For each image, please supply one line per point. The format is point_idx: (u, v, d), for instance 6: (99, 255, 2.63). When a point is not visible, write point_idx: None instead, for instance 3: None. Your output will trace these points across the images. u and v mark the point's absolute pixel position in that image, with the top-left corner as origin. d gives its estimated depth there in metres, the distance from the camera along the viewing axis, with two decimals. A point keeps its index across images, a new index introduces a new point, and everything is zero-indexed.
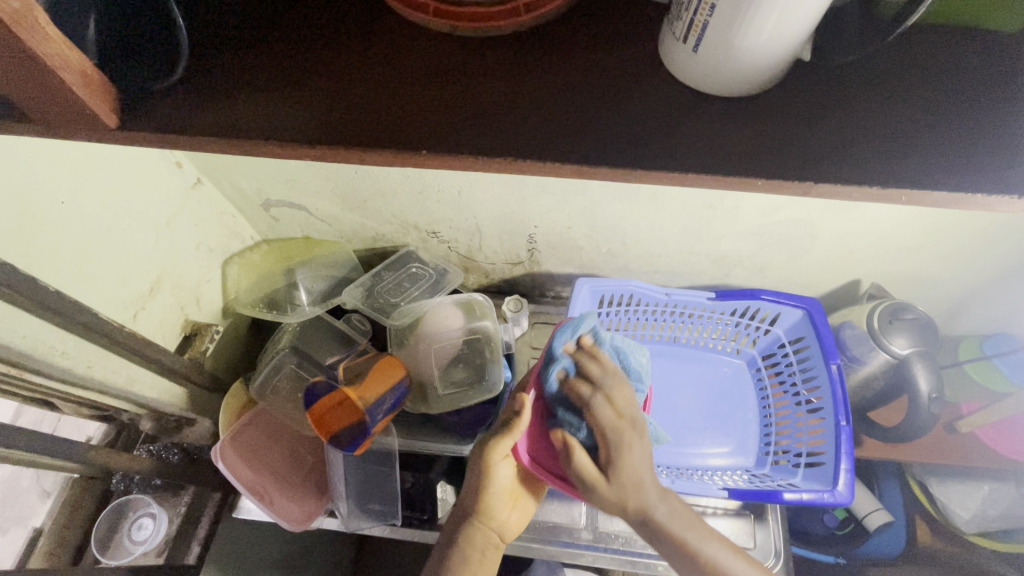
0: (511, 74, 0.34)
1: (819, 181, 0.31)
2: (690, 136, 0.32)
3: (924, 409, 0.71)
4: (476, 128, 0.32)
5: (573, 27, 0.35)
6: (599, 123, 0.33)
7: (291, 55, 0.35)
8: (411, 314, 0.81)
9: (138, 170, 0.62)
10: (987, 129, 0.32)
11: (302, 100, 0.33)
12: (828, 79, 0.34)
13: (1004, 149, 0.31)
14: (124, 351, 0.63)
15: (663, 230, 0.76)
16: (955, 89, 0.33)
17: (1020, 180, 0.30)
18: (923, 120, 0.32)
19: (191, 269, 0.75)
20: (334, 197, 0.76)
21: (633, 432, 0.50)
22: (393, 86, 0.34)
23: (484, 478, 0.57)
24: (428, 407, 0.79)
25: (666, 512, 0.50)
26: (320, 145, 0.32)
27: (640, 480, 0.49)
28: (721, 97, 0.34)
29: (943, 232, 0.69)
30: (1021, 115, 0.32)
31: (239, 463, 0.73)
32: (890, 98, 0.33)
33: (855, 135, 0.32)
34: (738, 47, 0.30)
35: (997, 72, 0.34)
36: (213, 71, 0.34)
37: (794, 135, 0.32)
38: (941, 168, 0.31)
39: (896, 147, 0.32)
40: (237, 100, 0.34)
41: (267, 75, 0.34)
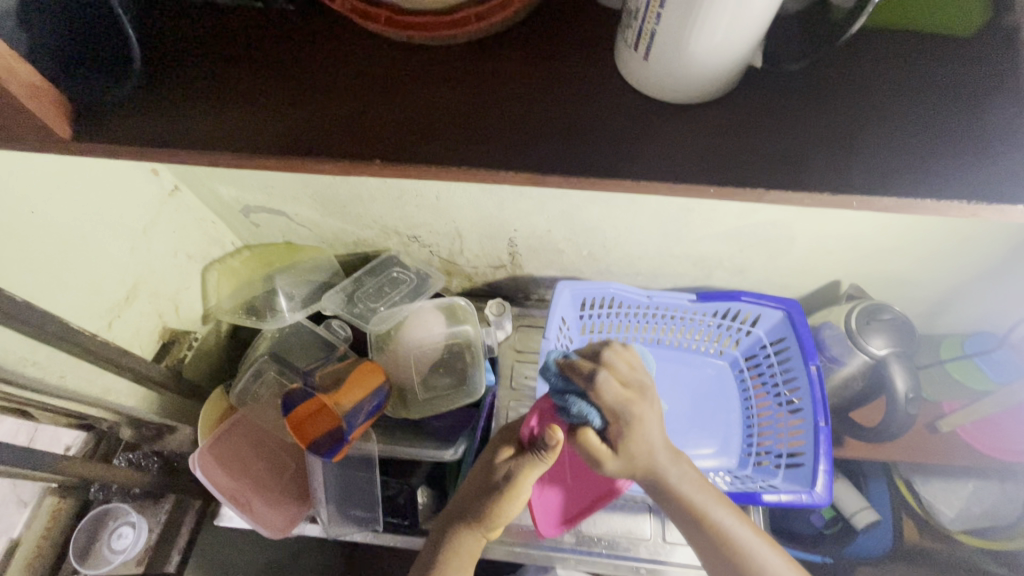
0: (468, 83, 0.34)
1: (770, 188, 0.31)
2: (642, 143, 0.33)
3: (902, 410, 0.71)
4: (430, 137, 0.33)
5: (531, 34, 0.35)
6: (555, 131, 0.33)
7: (247, 65, 0.35)
8: (390, 319, 0.81)
9: (111, 178, 0.62)
10: (939, 135, 0.32)
11: (260, 110, 0.33)
12: (784, 85, 0.34)
13: (956, 154, 0.31)
14: (99, 360, 0.63)
15: (642, 232, 0.76)
16: (904, 94, 0.33)
17: (967, 184, 0.30)
18: (879, 125, 0.32)
19: (169, 276, 0.74)
20: (312, 203, 0.76)
21: (642, 401, 0.49)
22: (350, 95, 0.34)
23: (509, 492, 0.55)
24: (409, 412, 0.80)
25: (677, 474, 0.53)
26: (273, 155, 0.32)
27: (650, 447, 0.50)
28: (676, 103, 0.34)
29: (919, 233, 0.69)
30: (968, 118, 0.32)
31: (219, 470, 0.72)
32: (845, 102, 0.33)
33: (807, 142, 0.32)
34: (691, 51, 0.30)
35: (953, 75, 0.34)
36: (170, 81, 0.34)
37: (748, 141, 0.33)
38: (893, 175, 0.31)
39: (850, 152, 0.32)
40: (191, 110, 0.33)
41: (224, 85, 0.34)
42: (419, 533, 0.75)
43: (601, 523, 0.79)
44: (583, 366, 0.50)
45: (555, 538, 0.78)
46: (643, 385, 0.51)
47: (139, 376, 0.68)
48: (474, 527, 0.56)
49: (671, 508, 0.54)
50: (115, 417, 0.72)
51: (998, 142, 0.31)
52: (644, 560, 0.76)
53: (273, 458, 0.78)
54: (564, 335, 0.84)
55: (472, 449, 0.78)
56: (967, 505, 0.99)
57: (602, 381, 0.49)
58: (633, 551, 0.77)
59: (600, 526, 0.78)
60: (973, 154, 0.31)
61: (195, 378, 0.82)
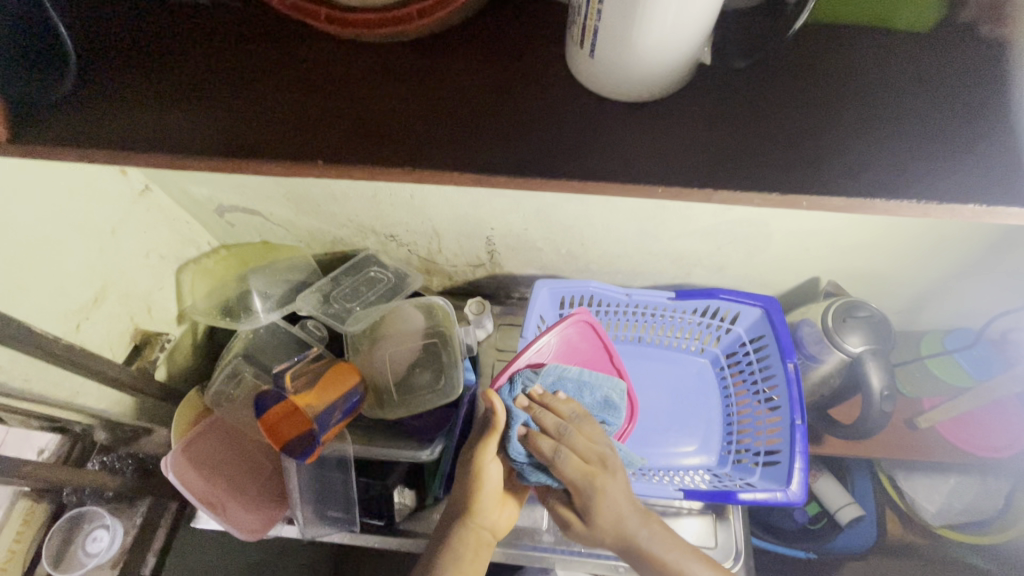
0: (416, 83, 0.33)
1: (717, 189, 0.30)
2: (590, 144, 0.32)
3: (877, 407, 0.70)
4: (378, 137, 0.32)
5: (482, 33, 0.35)
6: (502, 131, 0.32)
7: (190, 63, 0.34)
8: (366, 317, 0.81)
9: (76, 178, 0.61)
10: (889, 135, 0.32)
11: (202, 110, 0.33)
12: (737, 84, 0.34)
13: (904, 155, 0.31)
14: (65, 364, 0.62)
15: (619, 230, 0.75)
16: (855, 92, 0.33)
17: (914, 184, 0.30)
18: (830, 125, 0.32)
19: (141, 277, 0.74)
20: (286, 202, 0.75)
21: (605, 475, 0.52)
22: (295, 95, 0.33)
23: (473, 479, 0.57)
24: (384, 413, 0.79)
25: (647, 536, 0.53)
26: (214, 156, 0.31)
27: (616, 516, 0.52)
28: (623, 102, 0.33)
29: (895, 231, 0.69)
30: (917, 118, 0.32)
31: (192, 473, 0.72)
32: (796, 102, 0.33)
33: (758, 143, 0.32)
34: (637, 47, 0.29)
35: (905, 74, 0.34)
36: (112, 80, 0.34)
37: (696, 143, 0.32)
38: (840, 176, 0.31)
39: (799, 152, 0.31)
40: (133, 110, 0.33)
41: (164, 84, 0.33)
42: (396, 533, 0.76)
43: None
44: (542, 446, 0.54)
45: (534, 537, 0.78)
46: (603, 459, 0.54)
47: (110, 379, 0.67)
48: (463, 520, 0.58)
49: (644, 568, 0.55)
50: (87, 420, 0.71)
51: (947, 142, 0.31)
52: (623, 560, 0.76)
53: (249, 461, 0.78)
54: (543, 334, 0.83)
55: (449, 449, 0.77)
56: (949, 500, 0.99)
57: (561, 461, 0.53)
58: (612, 550, 0.77)
59: (579, 525, 0.78)
60: (922, 155, 0.31)
61: (168, 380, 0.81)
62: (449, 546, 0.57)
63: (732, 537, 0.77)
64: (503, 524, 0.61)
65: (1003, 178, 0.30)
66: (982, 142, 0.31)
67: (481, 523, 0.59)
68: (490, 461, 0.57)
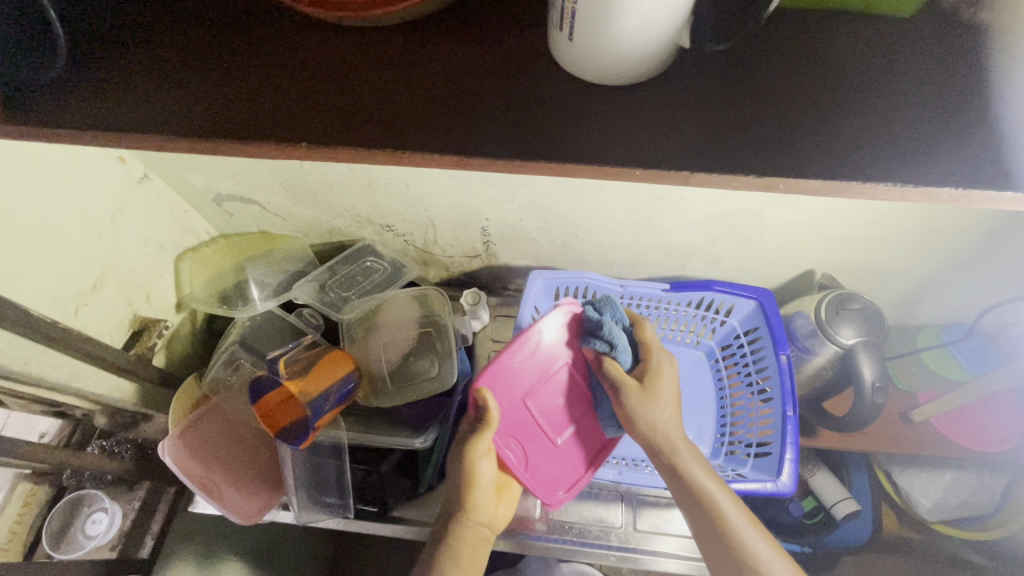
0: (397, 68, 0.34)
1: (696, 172, 0.31)
2: (571, 129, 0.33)
3: (868, 400, 0.70)
4: (363, 122, 0.32)
5: (465, 18, 0.35)
6: (480, 115, 0.33)
7: (177, 47, 0.35)
8: (362, 306, 0.82)
9: (75, 165, 0.62)
10: (867, 121, 0.32)
11: (186, 92, 0.33)
12: (717, 69, 0.34)
13: (879, 141, 0.31)
14: (63, 348, 0.63)
15: (613, 221, 0.75)
16: (832, 80, 0.34)
17: (888, 168, 0.30)
18: (809, 110, 0.32)
19: (140, 264, 0.75)
20: (282, 192, 0.76)
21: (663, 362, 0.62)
22: (277, 79, 0.34)
23: (468, 477, 0.59)
24: (380, 402, 0.80)
25: (689, 450, 0.57)
26: (201, 138, 0.32)
27: (668, 409, 0.58)
28: (599, 85, 0.34)
29: (891, 224, 0.68)
30: (893, 107, 0.33)
31: (190, 458, 0.72)
32: (775, 87, 0.33)
33: (736, 129, 0.32)
34: (614, 29, 0.29)
35: (881, 62, 0.34)
36: (99, 64, 0.34)
37: (675, 127, 0.33)
38: (816, 160, 0.31)
39: (776, 137, 0.32)
40: (120, 92, 0.33)
41: (151, 67, 0.34)
42: (388, 520, 0.77)
43: (573, 511, 0.80)
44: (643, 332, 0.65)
45: (527, 526, 0.79)
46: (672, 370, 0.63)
47: (108, 364, 0.68)
48: (459, 515, 0.59)
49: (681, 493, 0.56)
50: (88, 404, 0.72)
51: (921, 129, 0.32)
52: (614, 549, 0.77)
53: (243, 447, 0.78)
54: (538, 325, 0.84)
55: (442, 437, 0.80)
56: (945, 496, 0.99)
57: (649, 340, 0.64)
58: (603, 539, 0.78)
59: (571, 513, 0.79)
60: (899, 141, 0.31)
61: (167, 366, 0.83)
62: (448, 544, 0.57)
63: None
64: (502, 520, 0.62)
65: (978, 162, 0.30)
66: (957, 129, 0.32)
67: (480, 519, 0.60)
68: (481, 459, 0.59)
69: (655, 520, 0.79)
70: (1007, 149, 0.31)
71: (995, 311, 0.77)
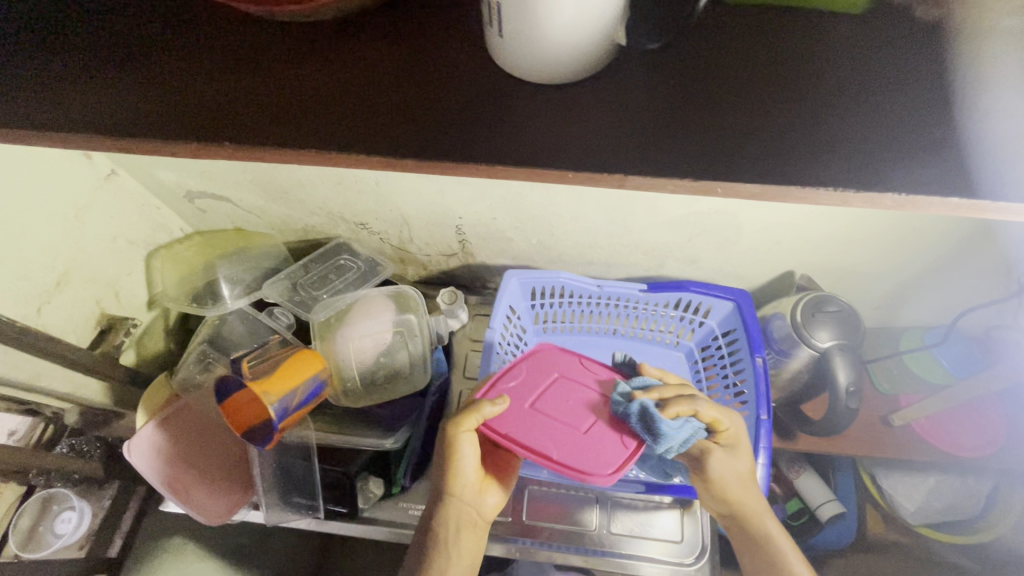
0: (325, 63, 0.34)
1: (631, 173, 0.30)
2: (507, 130, 0.32)
3: (842, 404, 0.70)
4: (289, 124, 0.32)
5: (398, 15, 0.35)
6: (407, 110, 0.32)
7: (110, 48, 0.35)
8: (332, 306, 0.81)
9: (34, 163, 0.60)
10: (807, 122, 0.31)
11: (112, 90, 0.34)
12: (662, 69, 0.33)
13: (825, 148, 0.30)
14: (23, 347, 0.62)
15: (588, 221, 0.73)
16: (780, 81, 0.32)
17: (830, 174, 0.29)
18: (755, 115, 0.31)
19: (107, 262, 0.74)
20: (252, 189, 0.74)
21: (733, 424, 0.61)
22: (204, 75, 0.34)
23: (449, 459, 0.58)
24: (348, 403, 0.80)
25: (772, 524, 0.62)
26: (123, 136, 0.32)
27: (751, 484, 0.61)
28: (537, 84, 0.33)
29: (871, 225, 0.67)
30: (837, 108, 0.31)
31: (155, 457, 0.72)
32: (719, 89, 0.32)
33: (672, 129, 0.31)
34: (544, 25, 0.28)
35: (836, 63, 0.33)
36: (25, 59, 0.34)
37: (614, 130, 0.31)
38: (750, 167, 0.30)
39: (712, 140, 0.31)
40: (43, 86, 0.33)
41: (80, 63, 0.34)
42: (361, 521, 0.76)
43: (546, 512, 0.78)
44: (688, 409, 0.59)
45: (499, 528, 0.78)
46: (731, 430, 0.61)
47: (72, 363, 0.68)
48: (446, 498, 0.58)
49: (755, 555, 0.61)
50: (56, 402, 0.72)
51: (865, 131, 0.31)
52: (588, 552, 0.76)
53: (216, 447, 0.77)
54: (513, 326, 0.83)
55: (415, 437, 0.79)
56: (929, 499, 0.97)
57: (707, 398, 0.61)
58: (577, 542, 0.76)
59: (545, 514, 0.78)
60: (845, 148, 0.30)
61: (138, 364, 0.83)
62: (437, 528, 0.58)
63: (697, 532, 0.76)
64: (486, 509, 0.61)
65: (913, 169, 0.30)
66: (902, 135, 0.30)
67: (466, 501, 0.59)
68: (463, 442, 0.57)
69: (630, 522, 0.78)
70: (946, 162, 0.29)
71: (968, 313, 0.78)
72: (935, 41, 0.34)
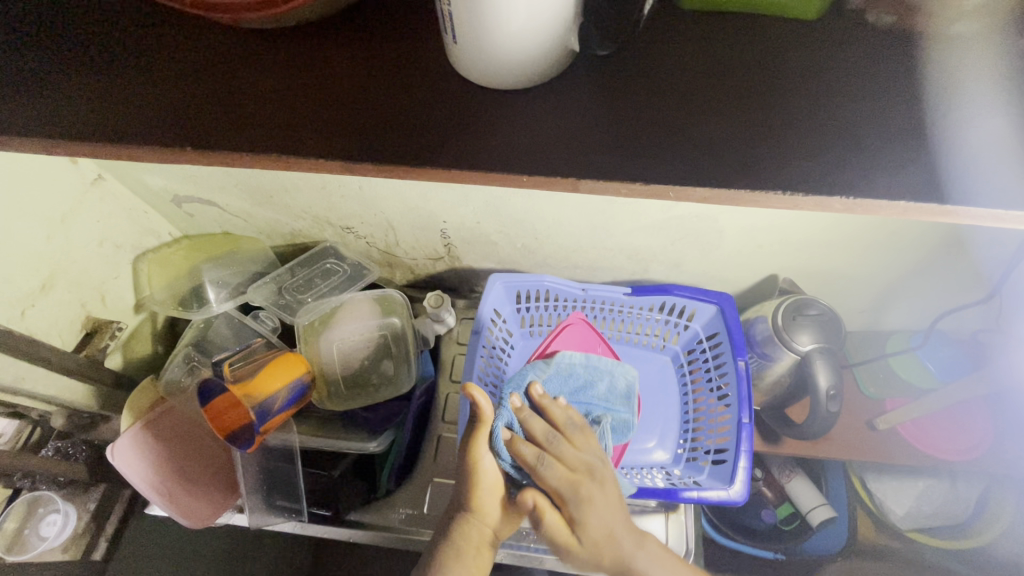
0: (289, 71, 0.37)
1: (585, 178, 0.32)
2: (462, 143, 0.34)
3: (822, 407, 0.69)
4: (260, 131, 0.35)
5: (366, 32, 0.38)
6: (359, 113, 0.35)
7: (98, 66, 0.38)
8: (318, 310, 0.81)
9: (19, 168, 0.61)
10: (743, 139, 0.34)
11: (91, 100, 0.37)
12: (607, 84, 0.36)
13: (756, 159, 0.33)
14: (6, 350, 0.62)
15: (571, 225, 0.73)
16: (716, 98, 0.35)
17: (750, 178, 0.32)
18: (691, 124, 0.34)
19: (94, 266, 0.74)
20: (238, 194, 0.75)
21: (590, 482, 0.53)
22: (182, 87, 0.37)
23: (473, 474, 0.55)
24: (332, 405, 0.80)
25: (645, 560, 0.54)
26: (100, 143, 0.35)
27: (608, 532, 0.52)
28: (472, 82, 0.36)
29: (852, 229, 0.67)
30: (770, 128, 0.34)
31: (138, 457, 0.73)
32: (662, 104, 0.35)
33: (619, 142, 0.34)
34: (485, 31, 0.31)
35: (770, 83, 0.36)
36: (20, 71, 0.37)
37: (565, 143, 0.34)
38: (688, 168, 0.33)
39: (658, 153, 0.33)
40: (34, 94, 0.36)
41: (71, 75, 0.37)
42: (344, 524, 0.75)
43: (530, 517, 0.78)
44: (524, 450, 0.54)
45: None
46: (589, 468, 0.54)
47: (56, 366, 0.68)
48: (464, 514, 0.55)
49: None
50: (41, 405, 0.73)
51: (792, 147, 0.33)
52: None
53: (200, 449, 0.78)
54: (499, 329, 0.83)
55: (399, 443, 0.79)
56: (918, 503, 0.96)
57: (545, 468, 0.53)
58: None
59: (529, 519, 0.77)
60: (771, 157, 0.33)
61: (125, 367, 0.84)
62: (449, 540, 0.54)
63: (682, 537, 0.76)
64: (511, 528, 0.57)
65: (832, 175, 0.32)
66: (825, 148, 0.33)
67: (486, 521, 0.56)
68: (484, 452, 0.56)
69: None
70: (867, 174, 0.32)
71: (949, 315, 0.79)
72: (865, 62, 0.37)
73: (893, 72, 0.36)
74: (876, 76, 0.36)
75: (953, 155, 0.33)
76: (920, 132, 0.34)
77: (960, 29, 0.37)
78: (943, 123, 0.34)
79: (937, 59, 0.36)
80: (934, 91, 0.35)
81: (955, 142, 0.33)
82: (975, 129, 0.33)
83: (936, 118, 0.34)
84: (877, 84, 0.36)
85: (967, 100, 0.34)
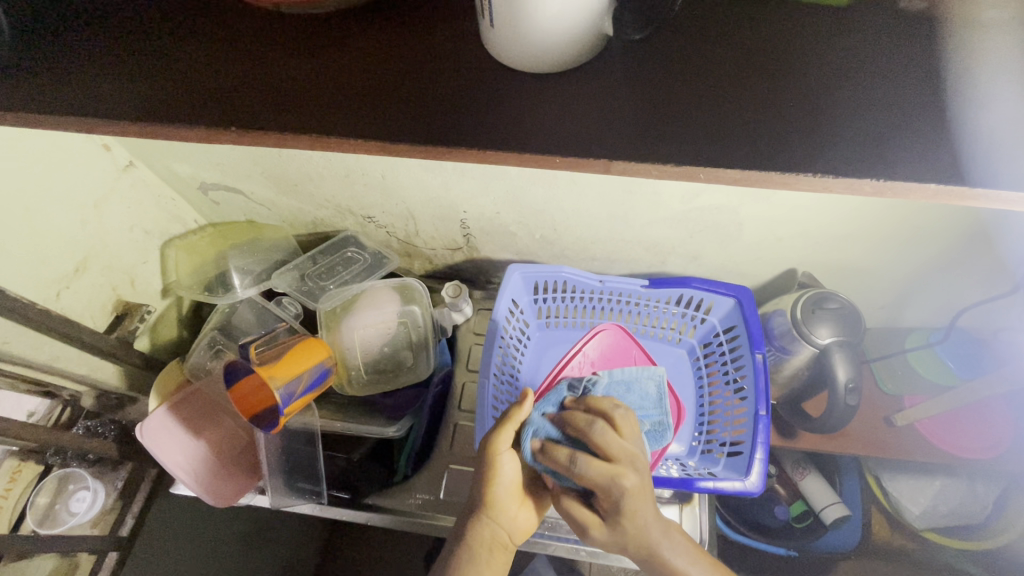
0: (322, 56, 0.38)
1: (613, 159, 0.33)
2: (493, 129, 0.35)
3: (841, 400, 0.69)
4: (289, 115, 0.36)
5: (400, 19, 0.39)
6: (395, 93, 0.36)
7: (136, 53, 0.39)
8: (339, 297, 0.82)
9: (57, 154, 0.63)
10: (766, 121, 0.34)
11: (134, 82, 0.38)
12: (638, 69, 0.37)
13: (788, 145, 0.33)
14: (42, 328, 0.64)
15: (591, 217, 0.74)
16: (743, 85, 0.36)
17: (783, 159, 0.33)
18: (717, 108, 0.35)
19: (124, 251, 0.77)
20: (263, 182, 0.76)
21: (632, 475, 0.46)
22: (220, 72, 0.38)
23: (489, 475, 0.55)
24: (355, 390, 0.82)
25: (670, 547, 0.49)
26: (139, 121, 0.36)
27: (642, 527, 0.47)
28: (499, 63, 0.37)
29: (876, 223, 0.66)
30: (796, 118, 0.34)
31: (164, 438, 0.74)
32: (689, 88, 0.36)
33: (648, 126, 0.34)
34: (523, 13, 0.32)
35: (799, 70, 0.36)
36: (66, 55, 0.39)
37: (591, 126, 0.35)
38: (716, 151, 0.33)
39: (687, 138, 0.34)
40: (82, 76, 0.38)
41: (118, 61, 0.39)
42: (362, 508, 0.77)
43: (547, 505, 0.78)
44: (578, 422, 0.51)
45: None
46: (632, 458, 0.48)
47: (87, 346, 0.70)
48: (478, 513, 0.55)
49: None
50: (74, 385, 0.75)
51: (819, 133, 0.34)
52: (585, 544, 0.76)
53: (222, 430, 0.80)
54: (516, 320, 0.84)
55: (417, 427, 0.80)
56: (934, 503, 0.94)
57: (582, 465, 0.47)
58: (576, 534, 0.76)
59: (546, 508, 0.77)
60: (799, 140, 0.34)
61: (153, 350, 0.86)
62: (466, 544, 0.54)
63: (696, 528, 0.75)
64: (522, 534, 0.57)
65: (856, 159, 0.33)
66: (852, 134, 0.34)
67: (500, 522, 0.56)
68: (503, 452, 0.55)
69: None
70: (891, 158, 0.32)
71: (966, 311, 0.79)
72: (893, 51, 0.37)
73: (923, 59, 0.36)
74: (904, 65, 0.36)
75: (980, 142, 0.33)
76: (948, 117, 0.34)
77: (991, 15, 0.37)
78: (969, 108, 0.34)
79: (963, 42, 0.37)
80: (969, 80, 0.35)
81: (967, 128, 0.33)
82: (1006, 118, 0.33)
83: (967, 107, 0.34)
84: (907, 71, 0.36)
85: (998, 86, 0.34)
